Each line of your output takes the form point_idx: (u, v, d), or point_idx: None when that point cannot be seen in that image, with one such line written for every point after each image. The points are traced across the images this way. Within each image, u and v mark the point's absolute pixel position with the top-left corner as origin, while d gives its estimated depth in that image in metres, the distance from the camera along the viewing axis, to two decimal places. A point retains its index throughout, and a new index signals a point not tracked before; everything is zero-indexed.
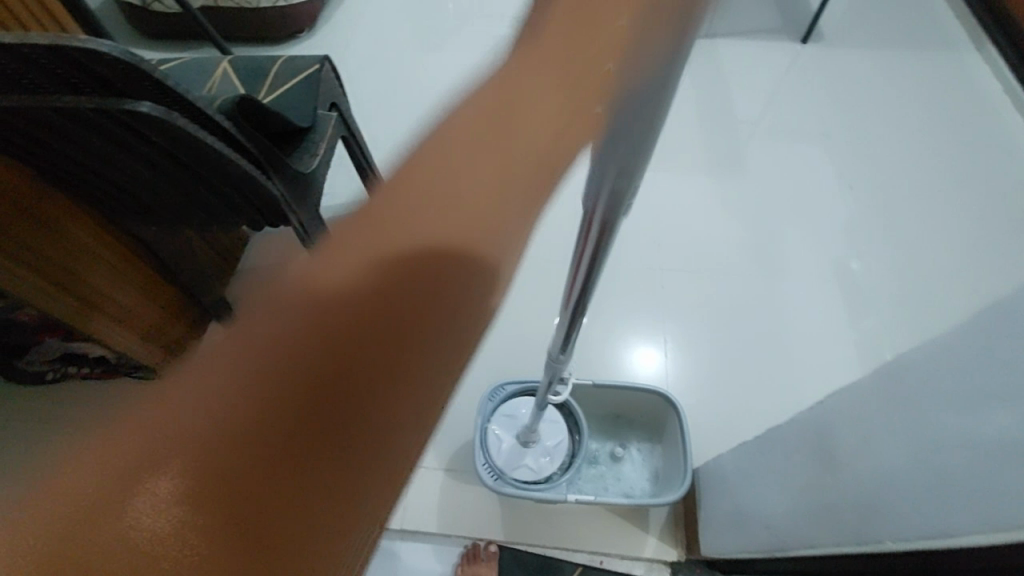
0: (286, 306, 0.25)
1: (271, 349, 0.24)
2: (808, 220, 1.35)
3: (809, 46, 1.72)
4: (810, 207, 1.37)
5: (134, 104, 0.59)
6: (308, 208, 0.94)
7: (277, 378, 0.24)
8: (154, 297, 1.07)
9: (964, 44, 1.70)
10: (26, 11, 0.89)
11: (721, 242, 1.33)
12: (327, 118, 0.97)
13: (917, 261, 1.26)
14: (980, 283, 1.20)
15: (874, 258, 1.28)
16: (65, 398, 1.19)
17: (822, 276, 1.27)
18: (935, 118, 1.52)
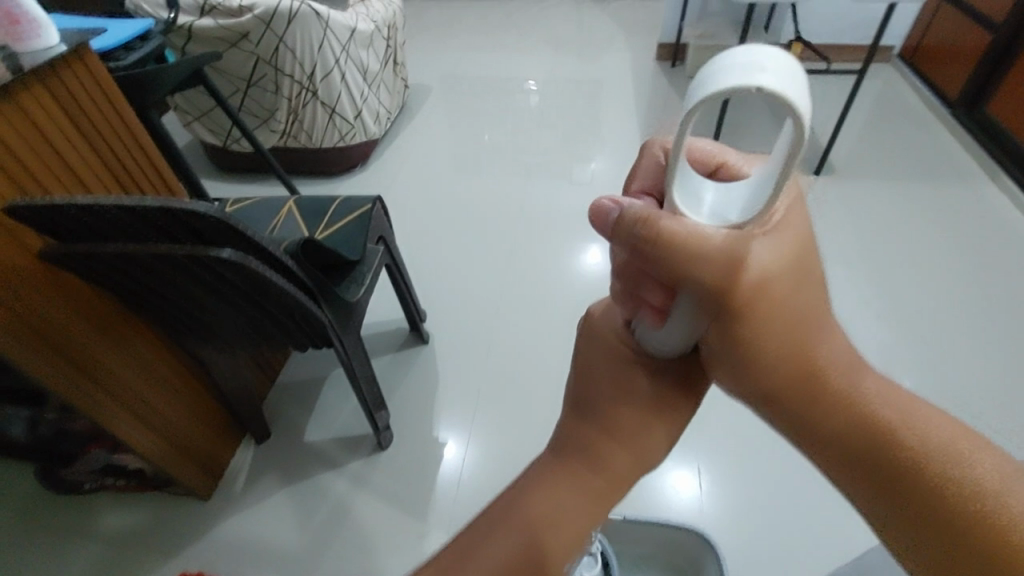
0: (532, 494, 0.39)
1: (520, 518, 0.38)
2: None
3: (822, 177, 1.89)
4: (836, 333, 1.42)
5: (219, 252, 0.69)
6: (349, 330, 1.01)
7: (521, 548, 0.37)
8: (194, 410, 1.12)
9: (971, 182, 1.86)
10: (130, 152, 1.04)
11: None
12: (375, 251, 1.08)
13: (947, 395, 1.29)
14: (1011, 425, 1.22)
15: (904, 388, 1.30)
16: (92, 510, 1.20)
17: None
18: (949, 251, 1.63)
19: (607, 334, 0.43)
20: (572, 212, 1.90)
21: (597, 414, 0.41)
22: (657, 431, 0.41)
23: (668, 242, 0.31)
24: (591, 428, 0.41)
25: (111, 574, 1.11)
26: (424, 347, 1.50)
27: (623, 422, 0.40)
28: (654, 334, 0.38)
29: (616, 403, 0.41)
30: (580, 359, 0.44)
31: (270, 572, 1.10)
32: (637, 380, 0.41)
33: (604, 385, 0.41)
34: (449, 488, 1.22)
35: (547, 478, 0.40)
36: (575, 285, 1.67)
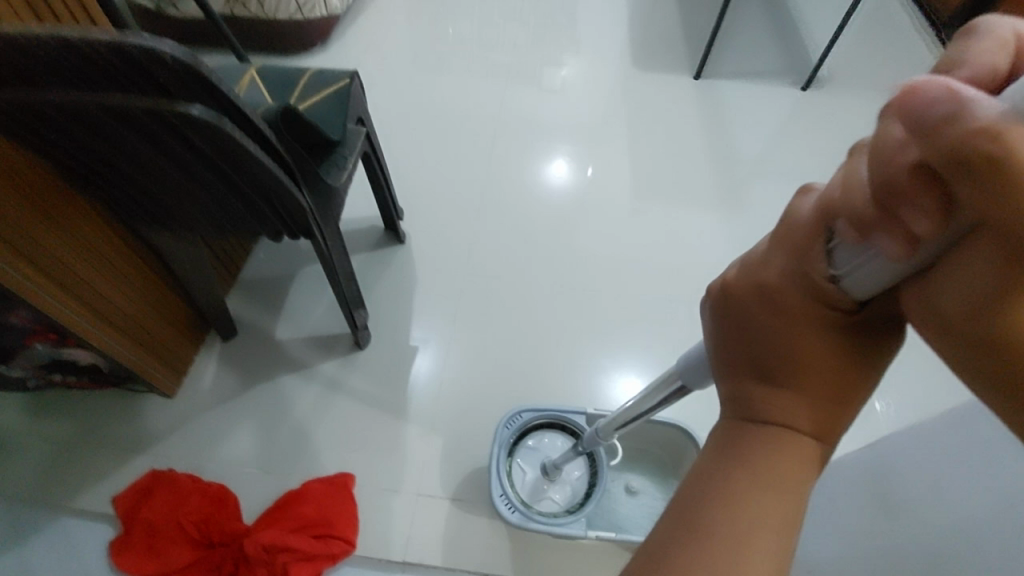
0: (720, 468, 0.37)
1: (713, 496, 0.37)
2: None
3: (809, 91, 1.93)
4: None
5: (186, 108, 0.58)
6: (329, 219, 0.92)
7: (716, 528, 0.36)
8: (152, 303, 1.03)
9: None
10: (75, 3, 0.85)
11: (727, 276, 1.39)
12: (356, 132, 0.96)
13: None
14: None
15: None
16: (44, 407, 1.11)
17: None
18: None
19: (787, 286, 0.36)
20: (555, 114, 1.79)
21: (771, 372, 0.38)
22: (847, 380, 0.37)
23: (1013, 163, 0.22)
24: (772, 388, 0.38)
25: (70, 473, 1.04)
26: (400, 248, 1.43)
27: (809, 375, 0.36)
28: (867, 264, 0.30)
29: (787, 356, 0.37)
30: (737, 321, 0.40)
31: (248, 466, 1.08)
32: (816, 340, 0.36)
33: (773, 337, 0.37)
34: (430, 388, 1.21)
35: (730, 450, 0.38)
36: (557, 189, 1.62)
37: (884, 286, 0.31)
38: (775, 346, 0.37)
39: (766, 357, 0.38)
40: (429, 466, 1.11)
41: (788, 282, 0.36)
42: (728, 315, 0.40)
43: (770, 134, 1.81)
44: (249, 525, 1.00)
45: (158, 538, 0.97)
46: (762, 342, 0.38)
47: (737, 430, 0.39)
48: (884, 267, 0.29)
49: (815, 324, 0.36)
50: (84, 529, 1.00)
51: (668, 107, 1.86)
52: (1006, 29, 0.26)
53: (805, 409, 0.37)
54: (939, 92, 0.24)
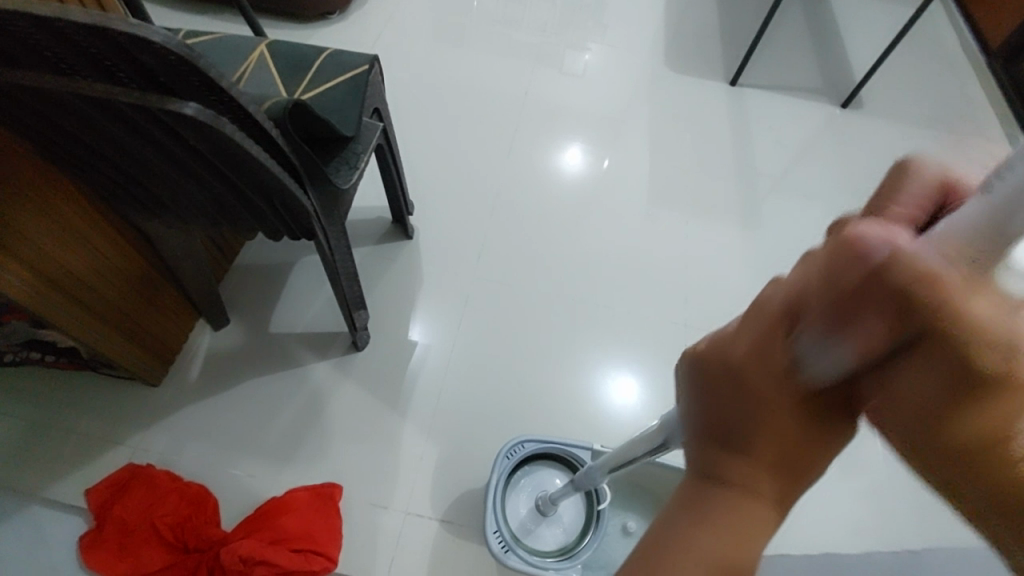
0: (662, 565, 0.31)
1: None
2: None
3: (846, 109, 1.84)
4: None
5: (179, 106, 0.52)
6: (335, 220, 0.86)
7: None
8: (138, 288, 0.96)
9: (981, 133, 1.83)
10: None
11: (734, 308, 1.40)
12: (371, 126, 0.89)
13: None
14: None
15: None
16: (16, 384, 1.05)
17: None
18: None
19: (751, 365, 0.30)
20: (579, 109, 1.69)
21: (727, 453, 0.31)
22: (811, 465, 0.31)
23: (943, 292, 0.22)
24: (725, 472, 0.31)
25: (43, 459, 0.99)
26: (406, 243, 1.35)
27: (767, 459, 0.30)
28: (825, 360, 0.26)
29: (748, 437, 0.30)
30: (694, 396, 0.33)
31: (231, 467, 1.03)
32: (781, 424, 0.30)
33: (733, 415, 0.31)
34: (428, 397, 1.15)
35: (673, 541, 0.31)
36: (576, 190, 1.53)
37: (850, 377, 0.27)
38: (733, 426, 0.31)
39: (726, 430, 0.31)
40: (419, 481, 1.06)
41: (753, 362, 0.30)
42: (687, 387, 0.34)
43: (804, 152, 1.72)
44: (227, 532, 0.95)
45: (130, 538, 0.92)
46: (719, 419, 0.31)
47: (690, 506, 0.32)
48: (844, 365, 0.26)
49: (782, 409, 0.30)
50: (52, 521, 0.95)
51: (700, 112, 1.76)
52: (934, 171, 0.27)
53: (762, 498, 0.31)
54: (877, 237, 0.24)
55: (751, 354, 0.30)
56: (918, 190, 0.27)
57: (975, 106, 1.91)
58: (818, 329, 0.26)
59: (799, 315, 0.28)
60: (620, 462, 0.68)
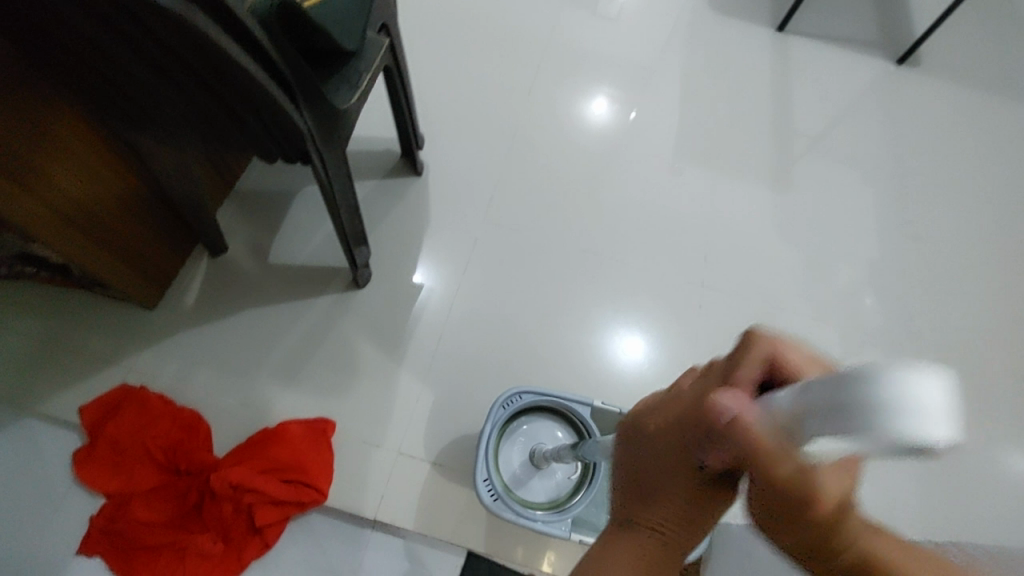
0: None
1: None
2: (839, 259, 1.38)
3: (902, 65, 1.69)
4: (845, 246, 1.40)
5: None
6: (333, 145, 0.79)
7: None
8: (127, 204, 0.92)
9: None
10: None
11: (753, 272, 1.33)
12: (377, 42, 0.80)
13: (928, 328, 1.32)
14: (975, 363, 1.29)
15: (890, 302, 1.34)
16: (12, 297, 1.03)
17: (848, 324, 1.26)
18: (989, 179, 1.54)
19: (657, 451, 0.44)
20: (608, 48, 1.57)
21: (639, 510, 0.45)
22: (702, 527, 0.44)
23: (763, 447, 0.33)
24: (641, 525, 0.44)
25: (39, 374, 0.99)
26: (415, 180, 1.29)
27: (668, 519, 0.44)
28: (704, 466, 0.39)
29: (658, 502, 0.44)
30: (627, 462, 0.47)
31: (226, 394, 1.02)
32: (675, 497, 0.43)
33: (648, 483, 0.45)
34: (427, 340, 1.12)
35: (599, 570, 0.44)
36: (597, 136, 1.43)
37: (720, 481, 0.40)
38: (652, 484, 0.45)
39: (642, 494, 0.45)
40: (414, 423, 1.04)
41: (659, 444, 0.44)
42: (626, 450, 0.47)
43: (848, 111, 1.59)
44: (218, 458, 0.95)
45: (122, 458, 0.92)
46: (643, 477, 0.45)
47: (620, 534, 0.45)
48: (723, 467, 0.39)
49: (683, 478, 0.43)
50: (48, 434, 0.95)
51: (740, 60, 1.62)
52: (767, 349, 0.40)
53: (665, 546, 0.44)
54: (731, 399, 0.35)
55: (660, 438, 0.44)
56: (753, 364, 0.40)
57: None
58: (704, 442, 0.39)
59: (688, 428, 0.41)
60: None
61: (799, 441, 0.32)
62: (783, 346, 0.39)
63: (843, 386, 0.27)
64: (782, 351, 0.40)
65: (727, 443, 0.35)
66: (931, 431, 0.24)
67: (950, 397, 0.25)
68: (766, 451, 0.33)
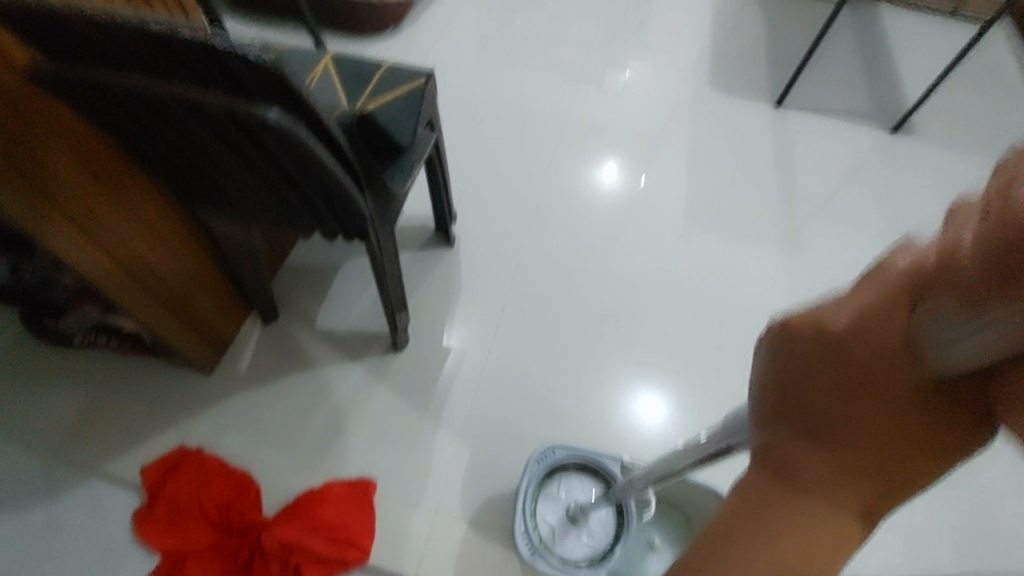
0: (765, 487, 0.32)
1: (760, 497, 0.32)
2: None
3: (896, 133, 1.81)
4: None
5: (263, 112, 0.58)
6: (386, 225, 0.90)
7: (750, 515, 0.32)
8: (197, 278, 1.03)
9: None
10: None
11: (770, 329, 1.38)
12: (425, 137, 0.93)
13: None
14: None
15: None
16: (82, 367, 1.13)
17: None
18: None
19: (863, 323, 0.30)
20: (620, 124, 1.71)
21: (817, 387, 0.32)
22: (932, 444, 0.30)
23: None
24: (831, 410, 0.31)
25: (104, 436, 1.06)
26: (447, 251, 1.39)
27: (878, 424, 0.30)
28: (961, 336, 0.27)
29: (861, 399, 0.30)
30: (811, 350, 0.32)
31: (273, 456, 1.07)
32: (882, 399, 0.30)
33: (831, 351, 0.31)
34: (461, 401, 1.18)
35: (769, 471, 0.32)
36: (613, 205, 1.55)
37: (976, 364, 0.27)
38: (826, 400, 0.31)
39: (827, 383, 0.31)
40: (450, 484, 1.08)
41: (862, 331, 0.30)
42: (780, 359, 0.34)
43: (849, 176, 1.70)
44: (267, 517, 0.99)
45: (179, 517, 0.97)
46: (804, 387, 0.32)
47: (762, 478, 0.32)
48: (984, 345, 0.26)
49: (892, 385, 0.30)
50: (109, 494, 1.01)
51: (743, 134, 1.75)
52: None
53: (866, 453, 0.30)
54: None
55: (861, 324, 0.30)
56: None
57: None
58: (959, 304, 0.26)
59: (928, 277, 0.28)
60: (661, 477, 0.68)
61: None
62: None
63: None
64: None
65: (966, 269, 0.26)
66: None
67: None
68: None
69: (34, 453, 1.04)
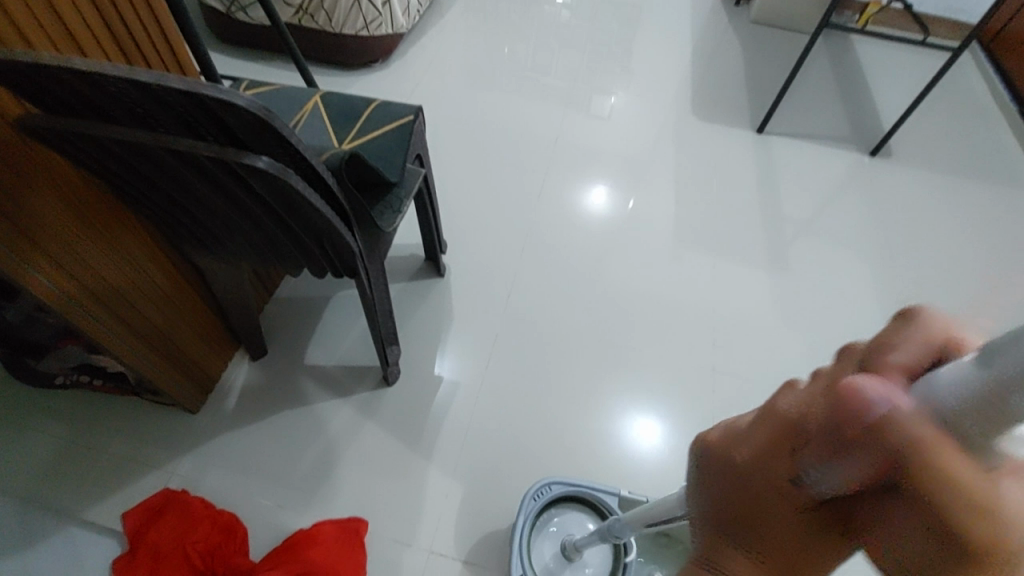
0: None
1: None
2: (842, 334, 1.43)
3: (874, 155, 1.85)
4: (847, 320, 1.46)
5: (253, 159, 0.59)
6: (375, 261, 0.90)
7: None
8: (184, 315, 1.02)
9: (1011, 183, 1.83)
10: (153, 43, 0.87)
11: (761, 351, 1.38)
12: (414, 173, 0.94)
13: None
14: None
15: None
16: (63, 407, 1.10)
17: None
18: (970, 251, 1.63)
19: (756, 460, 0.31)
20: (606, 151, 1.74)
21: (724, 512, 0.33)
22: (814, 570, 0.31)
23: (937, 449, 0.23)
24: (730, 535, 0.32)
25: (85, 480, 1.03)
26: (438, 281, 1.39)
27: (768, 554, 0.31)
28: (826, 485, 0.27)
29: (753, 529, 0.31)
30: (721, 477, 0.33)
31: (261, 497, 1.05)
32: (770, 534, 0.31)
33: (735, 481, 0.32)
34: (453, 433, 1.16)
35: None
36: (601, 230, 1.56)
37: (847, 505, 0.28)
38: (730, 522, 0.32)
39: (733, 511, 0.32)
40: (443, 522, 1.06)
41: (758, 465, 0.31)
42: (703, 476, 0.35)
43: (831, 198, 1.73)
44: (255, 562, 0.96)
45: (161, 564, 0.93)
46: (716, 505, 0.33)
47: None
48: (842, 492, 0.27)
49: (779, 521, 0.30)
50: (89, 541, 0.98)
51: (728, 159, 1.79)
52: (943, 326, 0.26)
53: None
54: (878, 384, 0.25)
55: (756, 457, 0.31)
56: (923, 343, 0.26)
57: (1005, 157, 1.91)
58: (818, 462, 0.27)
59: (804, 427, 0.29)
60: (651, 521, 0.65)
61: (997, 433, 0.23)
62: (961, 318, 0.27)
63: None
64: (963, 325, 0.27)
65: (839, 429, 0.26)
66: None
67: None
68: (932, 448, 0.23)
69: (8, 499, 1.00)
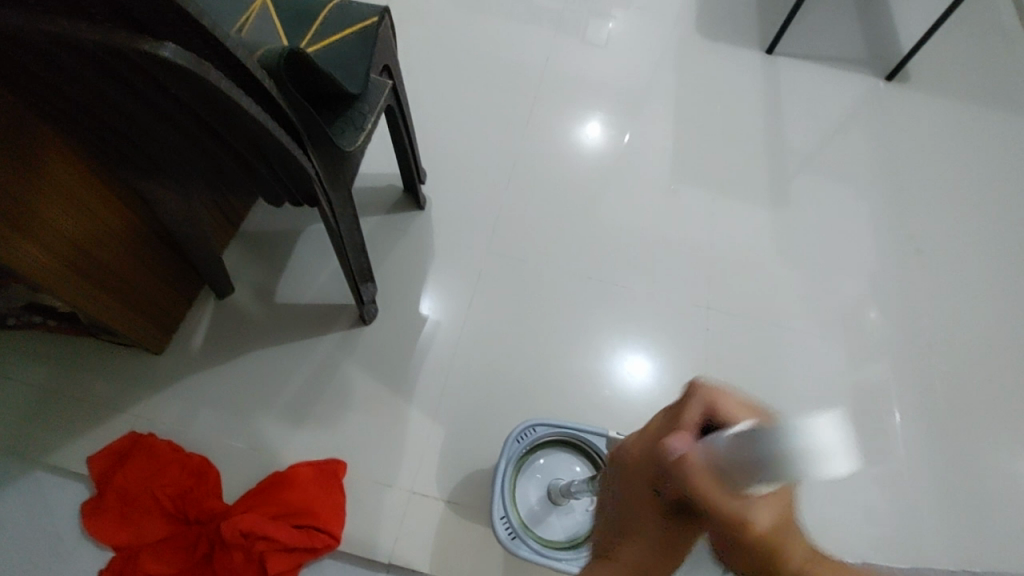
0: None
1: None
2: (841, 271, 1.38)
3: (889, 79, 1.72)
4: (847, 257, 1.40)
5: (159, 49, 0.48)
6: (339, 188, 0.81)
7: None
8: (134, 250, 0.92)
9: None
10: None
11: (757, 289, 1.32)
12: (380, 85, 0.82)
13: (939, 338, 1.31)
14: (986, 372, 1.28)
15: (896, 311, 1.34)
16: (18, 350, 1.03)
17: (836, 326, 1.31)
18: (981, 184, 1.55)
19: (627, 491, 0.42)
20: (600, 74, 1.60)
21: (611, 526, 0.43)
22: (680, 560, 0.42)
23: (706, 491, 0.35)
24: (616, 540, 0.43)
25: (46, 425, 0.98)
26: (418, 215, 1.30)
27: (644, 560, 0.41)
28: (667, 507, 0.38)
29: (633, 539, 0.42)
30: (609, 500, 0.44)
31: (234, 440, 1.00)
32: (643, 544, 0.41)
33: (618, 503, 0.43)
34: (434, 374, 1.11)
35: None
36: (593, 162, 1.45)
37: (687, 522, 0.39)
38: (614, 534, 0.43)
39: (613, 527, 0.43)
40: (424, 463, 1.02)
41: (627, 494, 0.42)
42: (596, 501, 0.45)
43: (841, 126, 1.61)
44: (229, 505, 0.94)
45: (132, 508, 0.91)
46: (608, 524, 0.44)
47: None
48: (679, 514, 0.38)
49: (646, 532, 0.41)
50: (57, 485, 0.94)
51: (732, 84, 1.65)
52: (708, 393, 0.39)
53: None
54: (677, 444, 0.37)
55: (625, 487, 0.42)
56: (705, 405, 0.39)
57: None
58: (660, 494, 0.38)
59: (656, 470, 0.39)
60: None
61: (746, 484, 0.33)
62: (722, 390, 0.39)
63: (758, 441, 0.31)
64: (720, 392, 0.39)
65: (671, 476, 0.37)
66: (830, 467, 0.29)
67: (844, 435, 0.30)
68: (707, 491, 0.35)
69: None
